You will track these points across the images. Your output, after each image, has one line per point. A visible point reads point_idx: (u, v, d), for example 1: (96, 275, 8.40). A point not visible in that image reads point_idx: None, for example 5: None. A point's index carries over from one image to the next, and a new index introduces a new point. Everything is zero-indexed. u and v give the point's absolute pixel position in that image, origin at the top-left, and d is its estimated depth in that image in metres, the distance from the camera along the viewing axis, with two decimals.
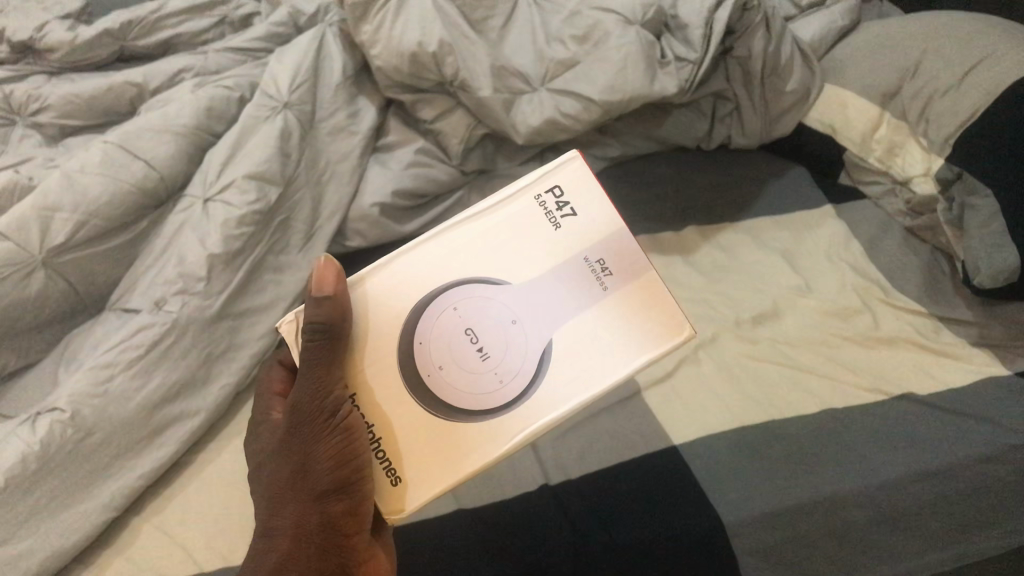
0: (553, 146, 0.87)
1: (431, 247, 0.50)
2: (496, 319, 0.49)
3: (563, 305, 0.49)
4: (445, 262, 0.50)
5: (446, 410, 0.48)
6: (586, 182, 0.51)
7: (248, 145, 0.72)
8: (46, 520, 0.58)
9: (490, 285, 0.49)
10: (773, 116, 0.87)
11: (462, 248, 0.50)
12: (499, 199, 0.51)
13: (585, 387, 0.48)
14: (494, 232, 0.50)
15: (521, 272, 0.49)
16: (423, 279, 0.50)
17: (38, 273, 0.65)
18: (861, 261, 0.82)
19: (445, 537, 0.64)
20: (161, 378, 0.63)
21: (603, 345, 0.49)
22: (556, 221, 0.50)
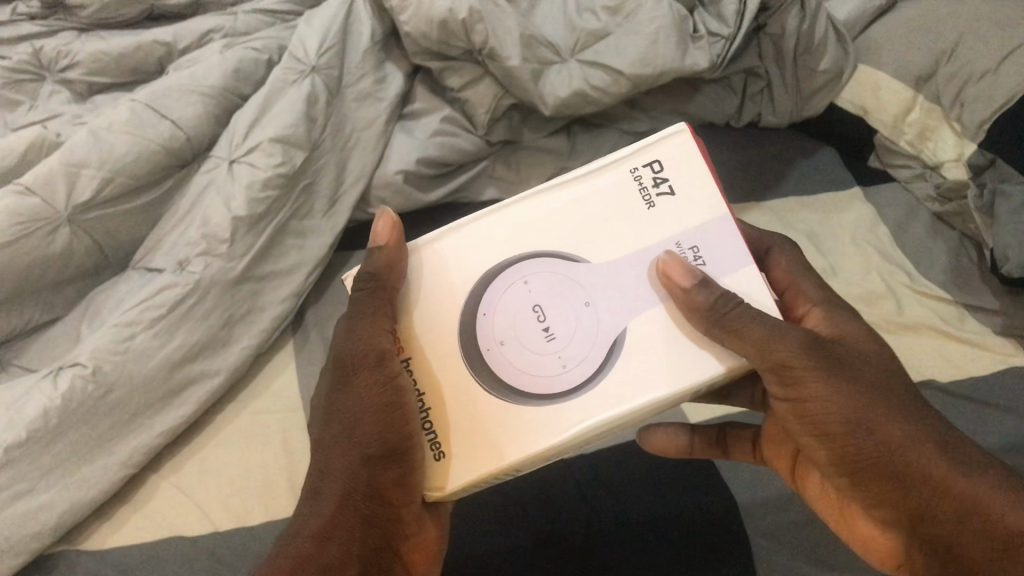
0: (579, 119, 0.87)
1: (514, 212, 0.50)
2: (564, 296, 0.48)
3: (636, 289, 0.48)
4: (525, 230, 0.49)
5: (505, 389, 0.47)
6: (689, 159, 0.49)
7: (275, 107, 0.72)
8: (66, 473, 0.59)
9: (568, 261, 0.49)
10: (806, 95, 0.86)
11: (541, 216, 0.50)
12: (591, 171, 0.50)
13: (659, 377, 0.46)
14: (579, 203, 0.50)
15: (596, 246, 0.49)
16: (494, 247, 0.50)
17: (64, 229, 0.66)
18: (887, 246, 0.81)
19: (468, 509, 0.67)
20: (182, 338, 0.64)
21: (679, 342, 0.46)
22: (650, 199, 0.49)
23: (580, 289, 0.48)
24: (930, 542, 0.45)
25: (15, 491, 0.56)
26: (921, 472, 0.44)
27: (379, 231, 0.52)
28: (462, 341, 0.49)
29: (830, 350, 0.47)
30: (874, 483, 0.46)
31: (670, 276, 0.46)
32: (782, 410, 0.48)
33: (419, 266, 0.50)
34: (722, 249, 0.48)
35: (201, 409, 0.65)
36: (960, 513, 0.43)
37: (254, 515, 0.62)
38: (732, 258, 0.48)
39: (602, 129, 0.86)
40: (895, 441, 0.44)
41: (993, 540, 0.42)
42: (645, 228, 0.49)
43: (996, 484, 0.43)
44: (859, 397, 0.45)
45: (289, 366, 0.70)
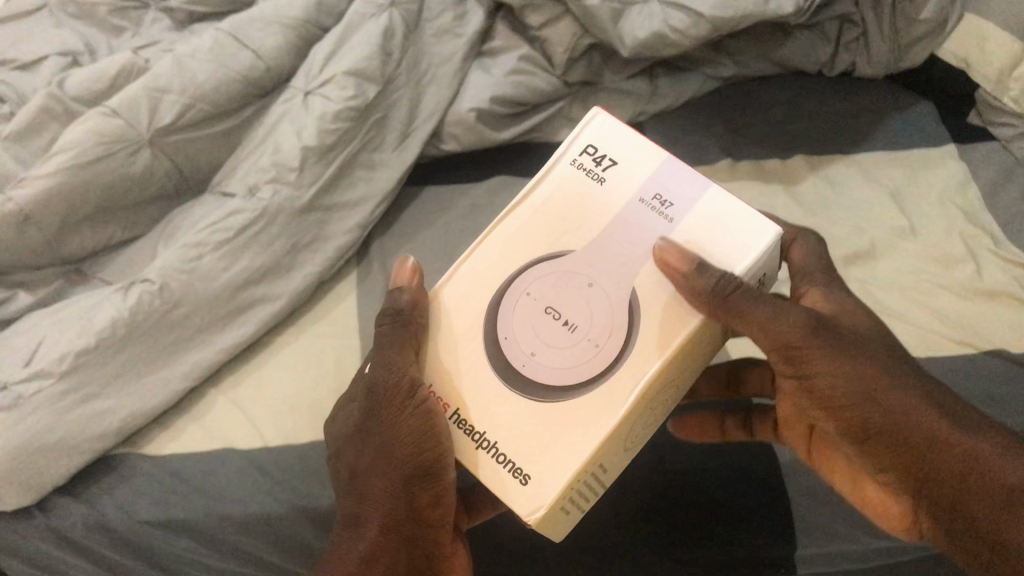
0: (663, 61, 0.85)
1: (488, 244, 0.48)
2: (566, 288, 0.47)
3: (632, 261, 0.46)
4: (509, 252, 0.48)
5: (552, 390, 0.45)
6: (614, 128, 0.48)
7: (351, 41, 0.73)
8: (131, 382, 0.62)
9: (557, 258, 0.47)
10: (905, 45, 0.82)
11: (522, 234, 0.48)
12: (536, 183, 0.48)
13: (686, 325, 0.44)
14: (544, 210, 0.48)
15: (578, 236, 0.47)
16: (486, 276, 0.48)
17: (145, 151, 0.69)
18: (975, 208, 0.76)
19: None
20: (247, 262, 0.66)
21: None
22: (599, 176, 0.47)
23: (582, 276, 0.47)
24: (931, 505, 0.43)
25: (85, 394, 0.60)
26: (923, 434, 0.43)
27: (402, 274, 0.52)
28: (493, 361, 0.46)
29: (829, 325, 0.47)
30: (877, 453, 0.45)
31: (668, 263, 0.44)
32: (789, 387, 0.48)
33: (432, 320, 0.48)
34: (681, 190, 0.46)
35: (261, 329, 0.67)
36: (958, 471, 0.42)
37: (304, 435, 0.63)
38: (695, 188, 0.46)
39: (686, 73, 0.85)
40: (894, 407, 0.44)
41: (990, 498, 0.41)
42: (624, 208, 0.47)
43: (1001, 448, 0.42)
44: (858, 373, 0.45)
45: (351, 294, 0.72)
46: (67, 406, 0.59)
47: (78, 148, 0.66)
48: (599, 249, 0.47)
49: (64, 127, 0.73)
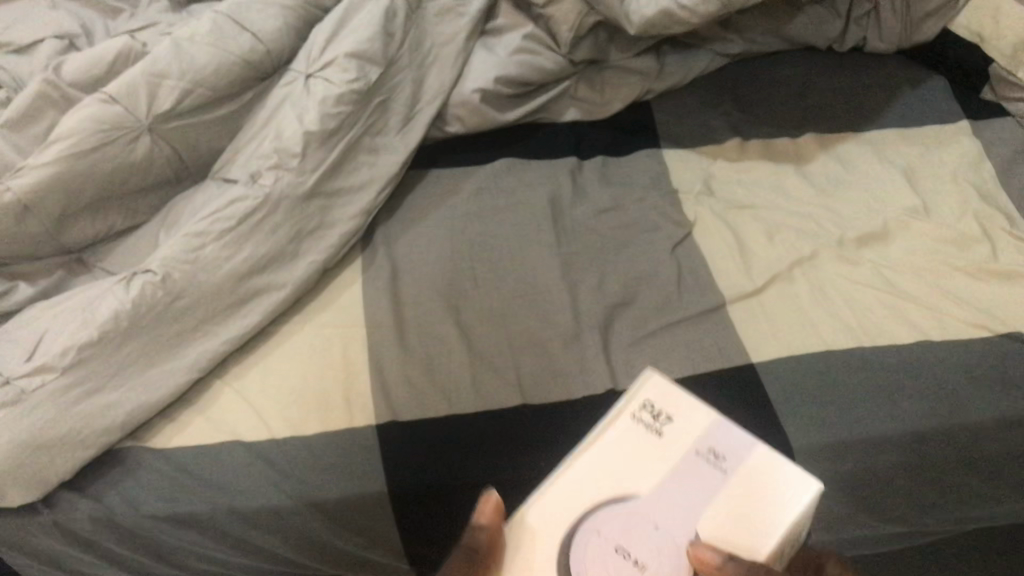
0: (671, 38, 0.84)
1: (553, 482, 0.44)
2: (635, 529, 0.42)
3: (690, 510, 0.42)
4: (577, 495, 0.43)
5: None
6: (670, 391, 0.46)
7: (353, 22, 0.74)
8: (134, 376, 0.61)
9: (620, 501, 0.43)
10: (917, 18, 0.83)
11: (582, 483, 0.43)
12: (594, 436, 0.45)
13: None
14: (605, 456, 0.44)
15: (637, 482, 0.43)
16: (547, 514, 0.42)
17: (144, 138, 0.68)
18: (989, 187, 0.73)
19: (474, 429, 0.60)
20: (250, 251, 0.65)
21: (754, 536, 0.41)
22: (659, 430, 0.45)
23: (644, 519, 0.42)
24: None
25: (87, 388, 0.59)
26: None
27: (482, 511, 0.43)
28: None
29: None
30: None
31: (703, 560, 0.40)
32: None
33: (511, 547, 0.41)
34: (728, 451, 0.44)
35: (267, 319, 0.65)
36: None
37: (311, 425, 0.61)
38: (741, 445, 0.44)
39: (695, 49, 0.84)
40: None
41: None
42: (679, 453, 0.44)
43: None
44: None
45: (355, 282, 0.69)
46: (72, 400, 0.59)
47: (78, 136, 0.65)
48: (662, 498, 0.43)
49: (61, 114, 0.72)
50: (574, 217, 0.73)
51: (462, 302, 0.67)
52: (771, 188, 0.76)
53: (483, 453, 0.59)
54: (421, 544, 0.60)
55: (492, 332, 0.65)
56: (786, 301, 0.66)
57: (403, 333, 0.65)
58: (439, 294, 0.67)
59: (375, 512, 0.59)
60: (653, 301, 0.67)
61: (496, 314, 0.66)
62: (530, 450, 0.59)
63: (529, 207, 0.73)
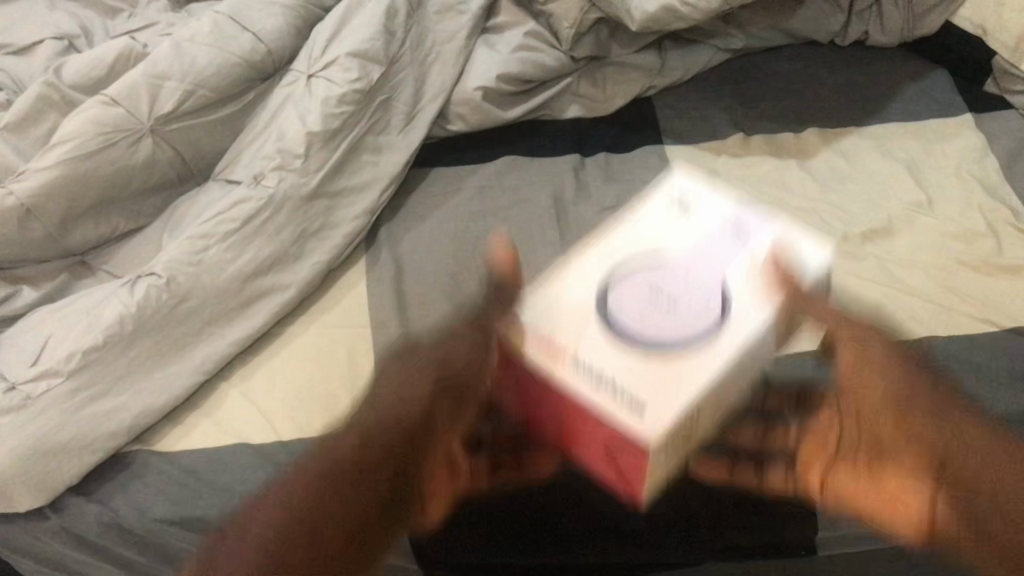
0: (672, 34, 0.84)
1: (575, 273, 0.47)
2: (658, 314, 0.45)
3: (707, 298, 0.45)
4: (599, 280, 0.47)
5: (652, 350, 0.44)
6: (696, 185, 0.51)
7: (354, 21, 0.74)
8: (139, 379, 0.61)
9: (648, 304, 0.45)
10: (919, 12, 0.83)
11: (618, 234, 0.49)
12: (604, 225, 0.50)
13: (752, 322, 0.44)
14: (631, 242, 0.48)
15: (665, 271, 0.47)
16: (580, 334, 0.45)
17: (145, 141, 0.68)
18: (994, 179, 0.73)
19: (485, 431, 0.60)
20: (254, 252, 0.65)
21: (744, 312, 0.45)
22: (684, 212, 0.50)
23: (665, 284, 0.46)
24: (954, 480, 0.48)
25: (93, 392, 0.59)
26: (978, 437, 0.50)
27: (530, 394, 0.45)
28: (607, 344, 0.44)
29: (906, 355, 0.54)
30: (908, 454, 0.50)
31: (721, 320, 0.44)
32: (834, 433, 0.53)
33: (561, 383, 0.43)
34: (752, 229, 0.49)
35: (271, 321, 0.65)
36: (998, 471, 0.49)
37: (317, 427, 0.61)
38: (762, 228, 0.49)
39: (695, 45, 0.84)
40: (950, 426, 0.50)
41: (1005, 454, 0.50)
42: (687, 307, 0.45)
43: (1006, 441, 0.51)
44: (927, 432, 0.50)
45: (359, 282, 0.69)
46: (78, 404, 0.59)
47: (79, 138, 0.66)
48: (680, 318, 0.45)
49: (62, 116, 0.72)
50: (579, 215, 0.73)
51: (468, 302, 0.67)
52: (774, 183, 0.75)
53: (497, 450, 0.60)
54: None
55: None
56: None
57: (410, 333, 0.65)
58: (443, 293, 0.67)
59: None
60: None
61: None
62: (543, 449, 0.60)
63: (533, 204, 0.73)
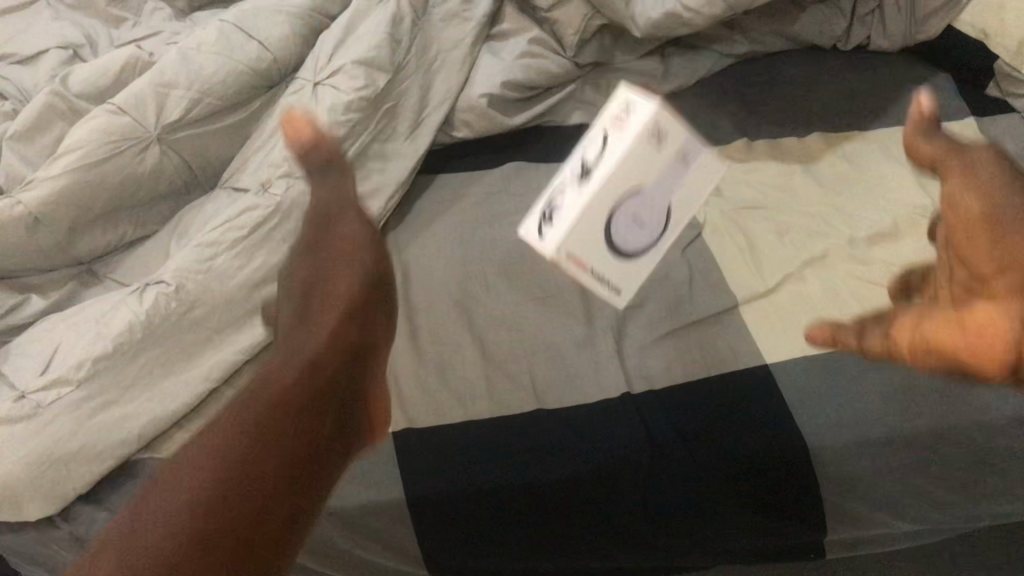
0: (676, 40, 0.85)
1: (575, 208, 0.54)
2: (632, 207, 0.55)
3: (664, 188, 0.56)
4: (586, 219, 0.54)
5: (627, 257, 0.57)
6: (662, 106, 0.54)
7: (360, 29, 0.74)
8: (149, 387, 0.61)
9: (623, 195, 0.54)
10: (920, 18, 0.83)
11: (588, 131, 0.56)
12: (605, 156, 0.53)
13: (691, 200, 0.59)
14: (614, 160, 0.53)
15: (636, 192, 0.54)
16: (582, 221, 0.54)
17: (153, 148, 0.68)
18: None
19: (492, 435, 0.60)
20: (262, 259, 0.65)
21: (707, 175, 0.58)
22: (658, 143, 0.53)
23: (637, 201, 0.55)
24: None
25: (102, 401, 0.59)
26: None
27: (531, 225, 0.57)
28: (603, 236, 0.55)
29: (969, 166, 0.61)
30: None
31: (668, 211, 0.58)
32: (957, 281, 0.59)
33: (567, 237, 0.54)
34: (694, 153, 0.57)
35: None
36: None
37: None
38: (695, 146, 0.56)
39: (697, 51, 0.85)
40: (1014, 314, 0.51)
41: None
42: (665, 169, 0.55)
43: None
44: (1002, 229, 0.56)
45: None
46: (88, 412, 0.58)
47: (87, 146, 0.65)
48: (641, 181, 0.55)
49: (70, 125, 0.72)
50: None
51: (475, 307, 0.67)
52: (778, 187, 0.76)
53: (507, 453, 0.59)
54: (450, 547, 0.61)
55: (506, 337, 0.65)
56: (799, 301, 0.66)
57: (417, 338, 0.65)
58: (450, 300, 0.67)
59: (399, 518, 0.59)
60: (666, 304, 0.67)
61: (509, 318, 0.66)
62: (549, 454, 0.59)
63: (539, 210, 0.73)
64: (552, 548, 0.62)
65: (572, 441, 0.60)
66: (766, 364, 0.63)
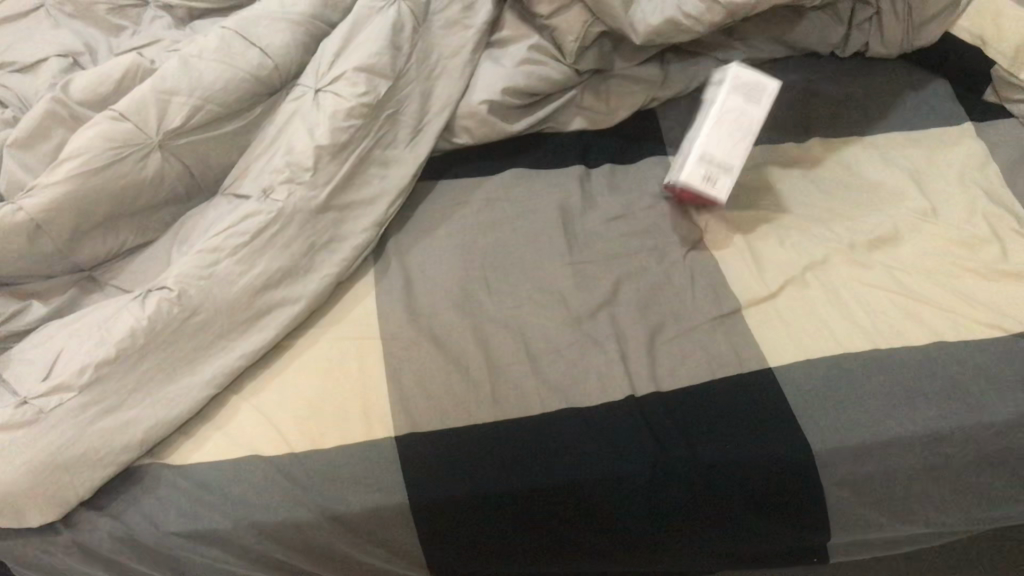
0: (675, 47, 0.85)
1: (716, 148, 0.70)
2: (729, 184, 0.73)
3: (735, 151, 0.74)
4: (710, 153, 0.71)
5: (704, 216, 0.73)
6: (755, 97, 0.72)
7: (360, 36, 0.74)
8: (151, 392, 0.61)
9: (727, 174, 0.70)
10: (918, 25, 0.83)
11: (708, 147, 0.71)
12: (732, 119, 0.71)
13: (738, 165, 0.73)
14: (729, 147, 0.71)
15: (730, 174, 0.70)
16: (712, 146, 0.70)
17: (155, 154, 0.68)
18: (995, 186, 0.73)
19: (495, 439, 0.60)
20: (264, 265, 0.65)
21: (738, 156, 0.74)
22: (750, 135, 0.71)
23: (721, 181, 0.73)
24: None
25: (105, 407, 0.59)
26: None
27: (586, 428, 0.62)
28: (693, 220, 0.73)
29: None
30: None
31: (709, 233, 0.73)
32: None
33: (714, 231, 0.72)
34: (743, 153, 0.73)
35: (282, 332, 0.65)
36: None
37: (329, 438, 0.60)
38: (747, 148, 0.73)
39: (697, 57, 0.84)
40: None
41: None
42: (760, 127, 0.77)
43: None
44: None
45: (368, 295, 0.69)
46: (90, 418, 0.58)
47: (89, 153, 0.65)
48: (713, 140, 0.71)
49: (70, 132, 0.72)
50: (585, 226, 0.73)
51: (477, 312, 0.67)
52: (778, 192, 0.76)
53: (511, 459, 0.59)
54: (452, 554, 0.61)
55: (508, 342, 0.65)
56: (800, 305, 0.66)
57: (420, 342, 0.65)
58: (453, 304, 0.67)
59: (399, 523, 0.59)
60: (668, 308, 0.67)
61: (511, 323, 0.66)
62: (554, 458, 0.59)
63: (540, 216, 0.74)
64: (556, 554, 0.62)
65: (575, 446, 0.59)
66: (769, 367, 0.63)
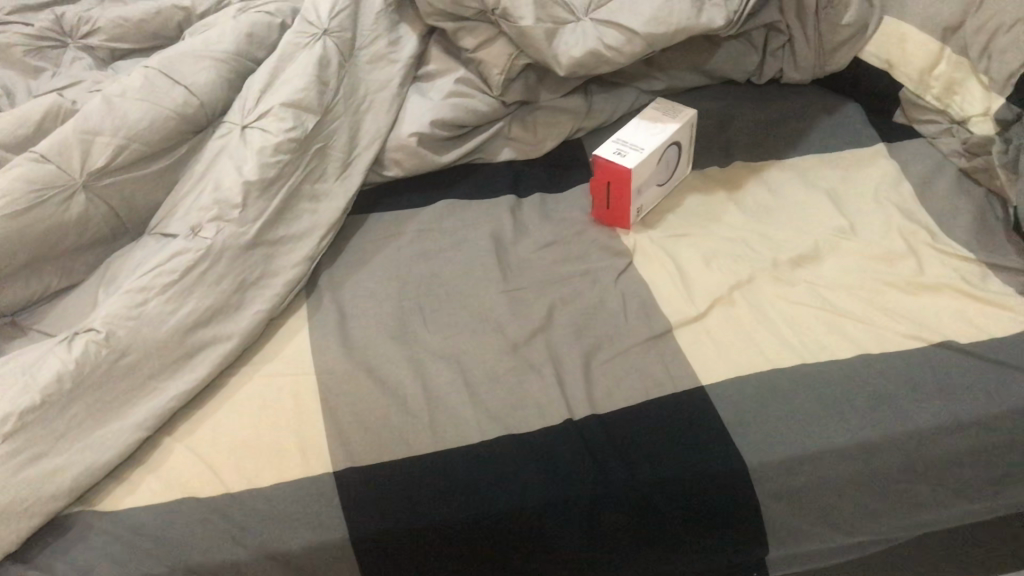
0: (597, 78, 0.87)
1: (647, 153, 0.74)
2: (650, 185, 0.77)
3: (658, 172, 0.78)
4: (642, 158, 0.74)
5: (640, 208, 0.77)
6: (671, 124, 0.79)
7: (285, 73, 0.75)
8: (80, 438, 0.59)
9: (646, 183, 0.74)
10: (828, 51, 0.86)
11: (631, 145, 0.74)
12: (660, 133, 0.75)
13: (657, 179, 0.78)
14: (653, 149, 0.74)
15: (648, 177, 0.74)
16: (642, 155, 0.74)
17: (79, 197, 0.67)
18: (909, 202, 0.76)
19: (435, 470, 0.60)
20: (193, 304, 0.65)
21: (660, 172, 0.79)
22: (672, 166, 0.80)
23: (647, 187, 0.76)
24: None
25: (31, 454, 0.57)
26: None
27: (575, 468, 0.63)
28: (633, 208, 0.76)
29: None
30: None
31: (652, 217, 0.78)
32: None
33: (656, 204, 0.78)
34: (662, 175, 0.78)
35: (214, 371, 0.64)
36: None
37: (266, 476, 0.60)
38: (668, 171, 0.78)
39: (620, 88, 0.87)
40: None
41: None
42: (675, 162, 0.79)
43: None
44: None
45: (302, 330, 0.69)
46: (14, 467, 0.57)
47: (8, 197, 0.64)
48: (631, 134, 0.76)
49: None
50: (517, 253, 0.74)
51: (413, 343, 0.67)
52: (704, 216, 0.78)
53: (451, 489, 0.59)
54: None
55: (444, 371, 0.65)
56: (729, 323, 0.68)
57: (356, 374, 0.65)
58: (388, 337, 0.67)
59: (341, 559, 0.58)
60: (603, 331, 0.68)
61: (448, 352, 0.67)
62: (494, 486, 0.59)
63: (473, 245, 0.74)
64: None
65: (515, 472, 0.59)
66: (702, 385, 0.64)
